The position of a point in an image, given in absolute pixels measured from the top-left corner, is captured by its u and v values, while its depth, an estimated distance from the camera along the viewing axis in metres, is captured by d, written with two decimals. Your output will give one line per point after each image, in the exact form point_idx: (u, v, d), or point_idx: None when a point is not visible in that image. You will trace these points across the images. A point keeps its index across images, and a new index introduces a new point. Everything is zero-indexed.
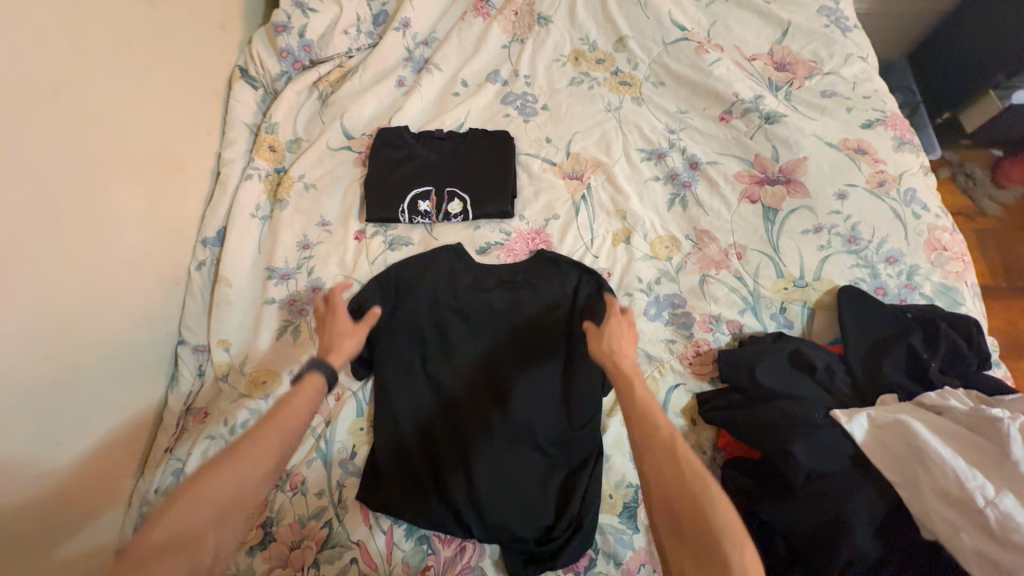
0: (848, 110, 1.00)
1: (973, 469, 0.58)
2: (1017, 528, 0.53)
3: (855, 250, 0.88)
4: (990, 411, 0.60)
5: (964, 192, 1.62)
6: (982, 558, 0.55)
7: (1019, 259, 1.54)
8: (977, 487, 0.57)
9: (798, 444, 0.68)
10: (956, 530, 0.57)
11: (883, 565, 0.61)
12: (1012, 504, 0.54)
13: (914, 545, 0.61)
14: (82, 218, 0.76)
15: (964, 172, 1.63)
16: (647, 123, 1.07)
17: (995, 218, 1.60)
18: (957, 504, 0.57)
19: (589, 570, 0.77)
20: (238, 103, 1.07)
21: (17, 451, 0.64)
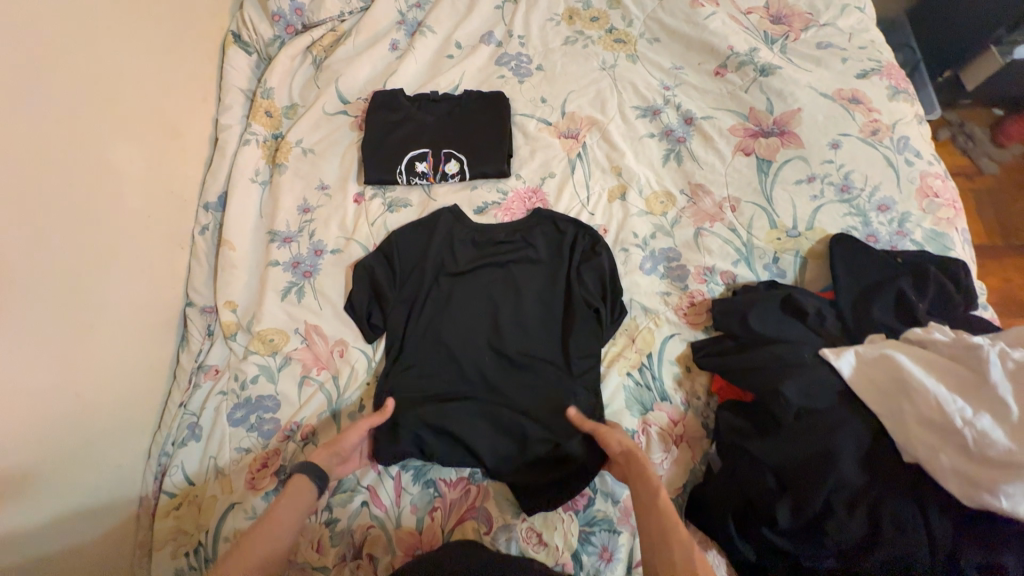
0: (844, 60, 1.00)
1: (953, 394, 0.60)
2: (993, 445, 0.55)
3: (848, 199, 0.89)
4: (972, 339, 0.62)
5: (963, 152, 1.62)
6: (959, 475, 0.57)
7: (1015, 217, 1.55)
8: (956, 410, 0.59)
9: (788, 383, 0.70)
10: (935, 451, 0.59)
11: (869, 493, 0.62)
12: (988, 423, 0.57)
13: (896, 471, 0.62)
14: (86, 177, 0.77)
15: (963, 133, 1.63)
16: (642, 81, 1.07)
17: (992, 176, 1.61)
18: (938, 427, 0.59)
19: (588, 508, 0.80)
20: (233, 68, 1.07)
21: (40, 398, 0.68)
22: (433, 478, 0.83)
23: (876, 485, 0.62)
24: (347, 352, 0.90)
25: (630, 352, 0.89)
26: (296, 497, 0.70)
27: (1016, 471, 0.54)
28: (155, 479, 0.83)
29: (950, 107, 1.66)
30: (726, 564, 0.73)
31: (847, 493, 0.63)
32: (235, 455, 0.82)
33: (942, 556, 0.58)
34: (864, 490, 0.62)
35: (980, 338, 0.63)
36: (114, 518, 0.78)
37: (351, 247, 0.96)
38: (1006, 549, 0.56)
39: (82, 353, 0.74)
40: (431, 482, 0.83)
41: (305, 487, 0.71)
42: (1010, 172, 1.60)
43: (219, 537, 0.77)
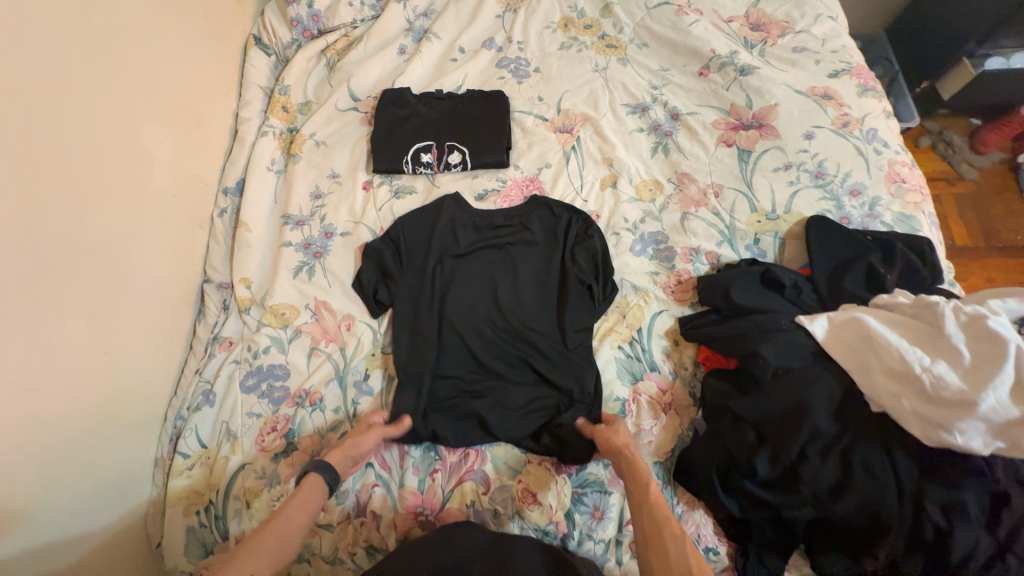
0: (817, 62, 1.08)
1: (912, 346, 0.65)
2: (947, 387, 0.60)
3: (822, 184, 0.96)
4: (929, 298, 0.68)
5: (943, 159, 1.69)
6: (920, 418, 0.62)
7: (993, 219, 1.62)
8: (915, 359, 0.64)
9: (766, 346, 0.75)
10: (898, 398, 0.64)
11: (840, 440, 0.67)
12: (943, 368, 0.62)
13: (865, 421, 0.68)
14: (120, 156, 0.84)
15: (943, 140, 1.69)
16: (632, 81, 1.15)
17: (973, 181, 1.68)
18: (900, 376, 0.64)
19: (580, 471, 0.85)
20: (253, 68, 1.16)
21: (72, 353, 0.73)
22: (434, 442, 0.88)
23: (847, 433, 0.67)
24: (353, 326, 0.95)
25: (621, 327, 0.94)
26: (308, 494, 0.73)
27: (967, 409, 0.59)
28: (170, 441, 0.87)
29: (929, 117, 1.74)
30: (713, 524, 0.78)
31: (820, 442, 0.68)
32: (247, 419, 0.87)
33: (907, 496, 0.63)
34: (836, 438, 0.68)
35: (938, 298, 0.69)
36: (131, 474, 0.82)
37: (360, 230, 1.03)
38: (964, 486, 0.61)
39: (112, 315, 0.80)
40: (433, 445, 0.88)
41: (312, 490, 0.74)
42: (988, 177, 1.67)
43: (229, 495, 0.82)
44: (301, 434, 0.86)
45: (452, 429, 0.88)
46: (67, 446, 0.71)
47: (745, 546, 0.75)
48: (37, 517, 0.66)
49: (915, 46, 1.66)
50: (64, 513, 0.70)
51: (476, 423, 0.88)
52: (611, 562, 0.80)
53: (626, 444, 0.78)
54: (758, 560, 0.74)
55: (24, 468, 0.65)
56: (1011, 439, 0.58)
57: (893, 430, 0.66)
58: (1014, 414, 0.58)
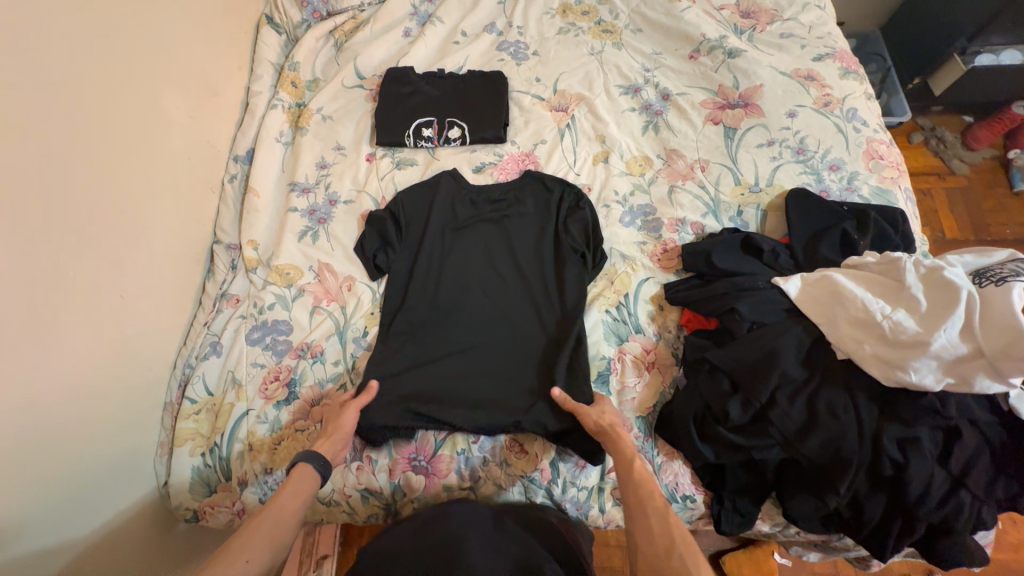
0: (802, 46, 1.13)
1: (876, 298, 0.73)
2: (904, 331, 0.69)
3: (803, 160, 1.01)
4: (894, 255, 0.76)
5: (935, 155, 1.64)
6: (879, 359, 0.70)
7: (985, 214, 1.55)
8: (878, 309, 0.72)
9: (742, 303, 0.81)
10: (861, 343, 0.72)
11: (806, 385, 0.75)
12: (902, 315, 0.70)
13: (831, 367, 0.75)
14: (141, 116, 0.90)
15: (935, 137, 1.64)
16: (626, 64, 1.20)
17: (965, 177, 1.61)
18: (863, 324, 0.72)
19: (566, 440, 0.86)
20: (265, 45, 1.22)
21: (91, 292, 0.78)
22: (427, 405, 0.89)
23: (815, 378, 0.75)
24: (354, 287, 0.99)
25: (609, 292, 0.96)
26: (300, 482, 0.71)
27: (921, 348, 0.67)
28: (178, 387, 0.93)
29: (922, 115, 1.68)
30: (690, 473, 0.82)
31: (789, 386, 0.75)
32: (252, 369, 0.92)
33: (867, 432, 0.70)
34: (805, 383, 0.75)
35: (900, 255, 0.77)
36: (142, 413, 0.87)
37: (362, 198, 1.08)
38: (918, 424, 0.69)
39: (132, 261, 0.86)
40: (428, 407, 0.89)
41: (303, 478, 0.71)
42: (979, 174, 1.61)
43: (233, 438, 0.87)
44: (302, 383, 0.91)
45: (445, 392, 0.89)
46: (89, 376, 0.77)
47: (720, 493, 0.80)
48: (63, 437, 0.72)
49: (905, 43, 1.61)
50: (86, 438, 0.76)
51: (469, 388, 0.90)
52: (595, 510, 0.86)
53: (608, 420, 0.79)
54: (732, 505, 0.79)
55: (47, 390, 0.70)
56: (959, 375, 0.66)
57: (858, 375, 0.74)
58: (961, 351, 0.66)
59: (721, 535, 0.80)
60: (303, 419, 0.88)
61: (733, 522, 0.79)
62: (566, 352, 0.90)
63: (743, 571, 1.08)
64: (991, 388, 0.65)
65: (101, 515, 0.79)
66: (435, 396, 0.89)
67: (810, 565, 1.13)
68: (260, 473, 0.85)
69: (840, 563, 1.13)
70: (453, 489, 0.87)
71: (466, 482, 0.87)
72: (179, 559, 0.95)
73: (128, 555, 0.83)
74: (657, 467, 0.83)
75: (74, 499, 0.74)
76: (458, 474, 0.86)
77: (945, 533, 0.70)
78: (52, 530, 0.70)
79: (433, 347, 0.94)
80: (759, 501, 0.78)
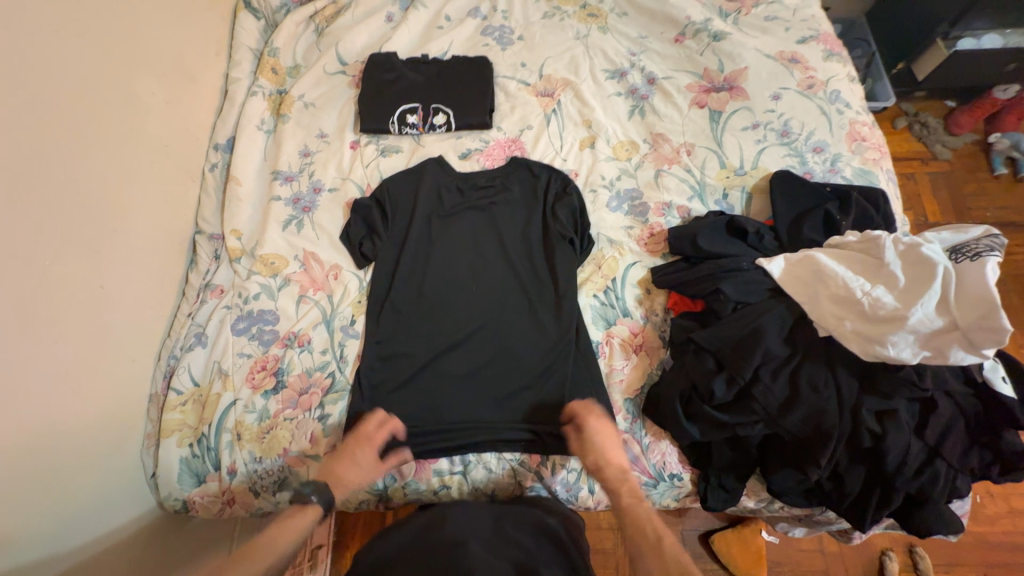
0: (786, 29, 1.13)
1: (856, 275, 0.75)
2: (882, 306, 0.70)
3: (787, 142, 1.02)
4: (873, 233, 0.78)
5: (918, 139, 1.65)
6: (859, 335, 0.72)
7: (967, 198, 1.57)
8: (858, 286, 0.73)
9: (727, 284, 0.82)
10: (842, 320, 0.73)
11: (788, 361, 0.77)
12: (881, 291, 0.72)
13: (812, 345, 0.77)
14: (115, 100, 0.87)
15: (919, 121, 1.64)
16: (611, 48, 1.18)
17: (947, 162, 1.63)
18: (844, 302, 0.74)
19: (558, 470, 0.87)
20: (243, 30, 1.19)
21: (71, 281, 0.76)
22: (418, 391, 0.89)
23: (796, 355, 0.77)
24: (341, 275, 0.98)
25: (597, 276, 0.96)
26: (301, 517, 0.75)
27: (899, 322, 0.69)
28: (163, 379, 0.92)
29: (906, 99, 1.69)
30: (678, 452, 0.83)
31: (772, 363, 0.77)
32: (238, 359, 0.91)
33: (846, 407, 0.72)
34: (786, 360, 0.77)
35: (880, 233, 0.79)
36: (127, 404, 0.86)
37: (347, 186, 1.07)
38: (896, 396, 0.71)
39: (112, 251, 0.84)
40: (420, 394, 0.89)
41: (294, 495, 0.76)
42: (962, 160, 1.63)
43: (220, 429, 0.87)
44: (290, 372, 0.90)
45: (436, 379, 0.90)
46: (71, 367, 0.75)
47: (706, 470, 0.81)
48: (48, 429, 0.71)
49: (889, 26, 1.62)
50: (73, 429, 0.75)
51: (460, 374, 0.90)
52: (585, 491, 0.87)
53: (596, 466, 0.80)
54: (717, 482, 0.81)
55: (30, 380, 0.69)
56: (935, 347, 0.68)
57: (837, 351, 0.76)
58: (937, 325, 0.68)
59: (708, 511, 0.82)
60: (292, 408, 0.88)
61: (719, 498, 0.81)
62: (556, 338, 0.91)
63: (732, 550, 1.10)
64: (965, 359, 0.67)
65: (92, 506, 0.78)
66: (426, 384, 0.90)
67: (797, 541, 1.16)
68: (250, 462, 0.85)
69: (825, 538, 1.16)
70: (444, 474, 0.87)
71: (457, 466, 0.87)
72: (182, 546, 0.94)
73: (123, 546, 0.82)
74: (645, 447, 0.84)
75: (65, 490, 0.73)
76: (448, 465, 0.86)
77: (921, 503, 0.73)
78: (43, 521, 0.70)
79: (422, 336, 0.93)
80: (743, 478, 0.80)
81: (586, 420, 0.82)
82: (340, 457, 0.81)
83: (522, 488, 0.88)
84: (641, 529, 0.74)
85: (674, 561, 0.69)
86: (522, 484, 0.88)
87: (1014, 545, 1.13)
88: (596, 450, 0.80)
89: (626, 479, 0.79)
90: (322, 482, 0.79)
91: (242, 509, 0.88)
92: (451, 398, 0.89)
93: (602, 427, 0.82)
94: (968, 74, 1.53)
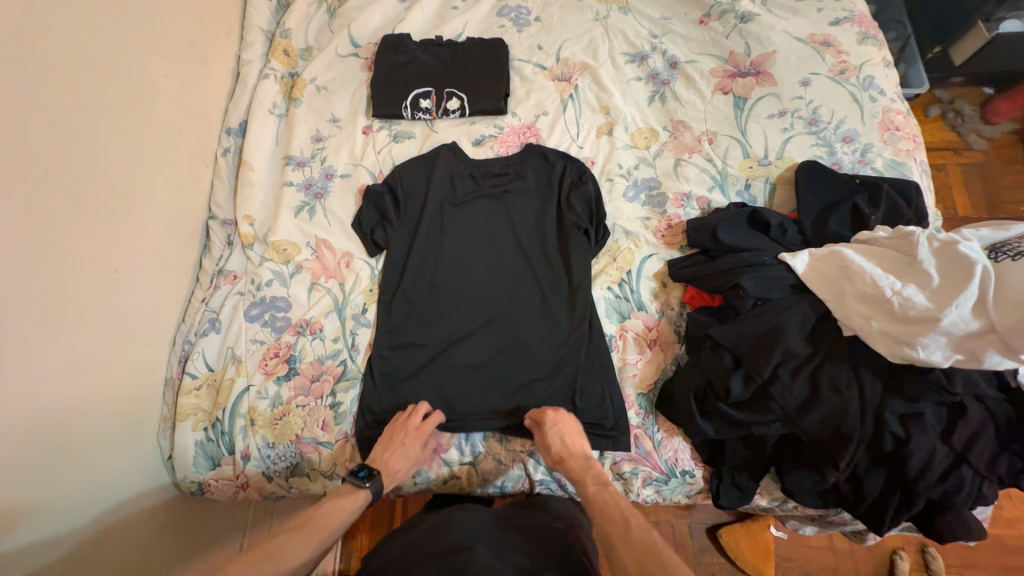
0: (819, 10, 1.07)
1: (886, 273, 0.72)
2: (913, 306, 0.68)
3: (815, 131, 0.97)
4: (906, 229, 0.74)
5: (952, 128, 1.57)
6: (887, 336, 0.69)
7: (1001, 191, 1.50)
8: (887, 284, 0.70)
9: (748, 279, 0.79)
10: (868, 319, 0.71)
11: (809, 359, 0.74)
12: (912, 291, 0.69)
13: (835, 345, 0.75)
14: (127, 83, 0.86)
15: (954, 109, 1.56)
16: (632, 30, 1.14)
17: (981, 152, 1.55)
18: (871, 301, 0.71)
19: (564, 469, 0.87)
20: (255, 10, 1.16)
21: (85, 265, 0.77)
22: (430, 381, 0.89)
23: (818, 354, 0.74)
24: (353, 263, 0.98)
25: (611, 269, 0.94)
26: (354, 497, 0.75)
27: (930, 324, 0.66)
28: (179, 363, 0.93)
29: (941, 85, 1.61)
30: (690, 449, 0.82)
31: (793, 361, 0.74)
32: (251, 345, 0.92)
33: (869, 410, 0.70)
34: (808, 358, 0.75)
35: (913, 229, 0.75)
36: (143, 388, 0.87)
37: (359, 172, 1.05)
38: (922, 400, 0.69)
39: (126, 235, 0.84)
40: (432, 384, 0.89)
41: (349, 476, 0.75)
42: (998, 151, 1.55)
43: (235, 414, 0.88)
44: (302, 360, 0.90)
45: (447, 370, 0.89)
46: (88, 351, 0.76)
47: (720, 468, 0.80)
48: (66, 411, 0.72)
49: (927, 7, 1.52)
50: (91, 411, 0.76)
51: (470, 365, 0.89)
52: None
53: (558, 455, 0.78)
54: (731, 480, 0.80)
55: (48, 364, 0.70)
56: (967, 351, 0.65)
57: (862, 352, 0.73)
58: (971, 327, 0.65)
59: (720, 509, 0.81)
60: (304, 395, 0.88)
61: (732, 496, 0.80)
62: (569, 330, 0.90)
63: (740, 542, 1.10)
64: (1000, 364, 0.64)
65: (110, 486, 0.80)
66: (438, 372, 0.89)
67: (807, 538, 1.15)
68: (263, 446, 0.86)
69: (835, 536, 1.15)
70: (453, 464, 0.88)
71: (467, 457, 0.88)
72: (206, 523, 0.98)
73: (141, 524, 0.84)
74: (657, 443, 0.83)
75: (85, 470, 0.75)
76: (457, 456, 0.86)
77: (943, 507, 0.71)
78: (64, 499, 0.71)
79: (433, 326, 0.92)
80: (757, 477, 0.79)
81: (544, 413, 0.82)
82: (391, 445, 0.80)
83: (531, 484, 0.89)
84: (608, 516, 0.68)
85: (638, 546, 0.62)
86: (530, 479, 0.88)
87: None
88: (558, 439, 0.79)
89: (590, 466, 0.77)
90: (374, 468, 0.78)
91: (256, 492, 0.90)
92: (462, 389, 0.88)
93: (561, 417, 0.81)
94: (1012, 60, 1.44)
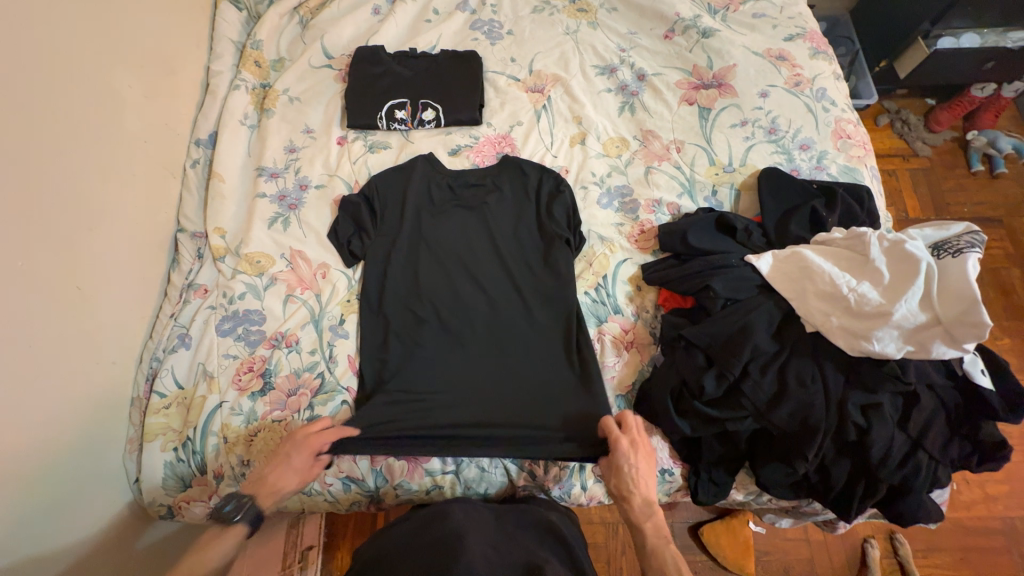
0: (773, 27, 1.14)
1: (842, 272, 0.77)
2: (868, 302, 0.73)
3: (775, 139, 1.03)
4: (860, 230, 0.80)
5: (899, 136, 1.67)
6: (846, 331, 0.74)
7: (947, 195, 1.60)
8: (844, 282, 0.75)
9: (717, 280, 0.83)
10: (829, 316, 0.75)
11: (778, 356, 0.78)
12: (866, 288, 0.74)
13: (801, 342, 0.78)
14: (92, 94, 0.84)
15: (900, 119, 1.67)
16: (601, 44, 1.18)
17: (926, 158, 1.66)
18: (831, 298, 0.76)
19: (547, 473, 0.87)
20: (224, 22, 1.16)
21: (46, 280, 0.73)
22: (418, 399, 0.87)
23: (785, 350, 0.78)
24: (329, 274, 0.97)
25: (588, 273, 0.96)
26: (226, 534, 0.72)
27: (884, 318, 0.71)
28: (146, 382, 0.89)
29: (889, 97, 1.72)
30: (669, 448, 0.84)
31: (761, 358, 0.78)
32: (224, 360, 0.89)
33: (832, 403, 0.74)
34: (776, 355, 0.78)
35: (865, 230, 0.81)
36: (108, 409, 0.84)
37: (334, 183, 1.05)
38: (881, 390, 0.73)
39: (90, 248, 0.82)
40: (418, 399, 0.87)
41: (214, 513, 0.72)
42: (941, 156, 1.66)
43: (207, 432, 0.85)
44: (278, 373, 0.88)
45: (428, 378, 0.89)
46: (48, 370, 0.73)
47: (697, 465, 0.82)
48: (25, 432, 0.68)
49: (874, 23, 1.60)
50: (53, 434, 0.73)
51: (452, 370, 0.89)
52: (577, 488, 0.88)
53: (621, 492, 0.77)
54: (708, 476, 0.82)
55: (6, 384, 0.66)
56: (918, 342, 0.70)
57: (825, 349, 0.77)
58: (920, 320, 0.70)
59: (699, 505, 0.83)
60: (280, 410, 0.86)
61: (709, 492, 0.82)
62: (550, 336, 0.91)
63: (721, 539, 1.13)
64: (947, 353, 0.69)
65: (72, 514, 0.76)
66: (426, 392, 0.88)
67: (783, 531, 1.18)
68: (237, 464, 0.84)
69: (810, 528, 1.18)
70: (435, 474, 0.86)
71: (449, 466, 0.87)
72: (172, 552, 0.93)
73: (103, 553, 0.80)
74: None
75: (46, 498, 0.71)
76: (439, 465, 0.85)
77: (905, 493, 0.75)
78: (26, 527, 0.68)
79: (413, 335, 0.92)
80: (733, 471, 0.82)
81: (620, 440, 0.77)
82: (271, 462, 0.77)
83: (513, 487, 0.88)
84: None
85: None
86: (513, 483, 0.88)
87: (986, 530, 1.17)
88: (624, 477, 0.76)
89: (652, 514, 0.75)
90: (245, 497, 0.75)
91: None
92: (444, 400, 0.87)
93: (636, 455, 0.77)
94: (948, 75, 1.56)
